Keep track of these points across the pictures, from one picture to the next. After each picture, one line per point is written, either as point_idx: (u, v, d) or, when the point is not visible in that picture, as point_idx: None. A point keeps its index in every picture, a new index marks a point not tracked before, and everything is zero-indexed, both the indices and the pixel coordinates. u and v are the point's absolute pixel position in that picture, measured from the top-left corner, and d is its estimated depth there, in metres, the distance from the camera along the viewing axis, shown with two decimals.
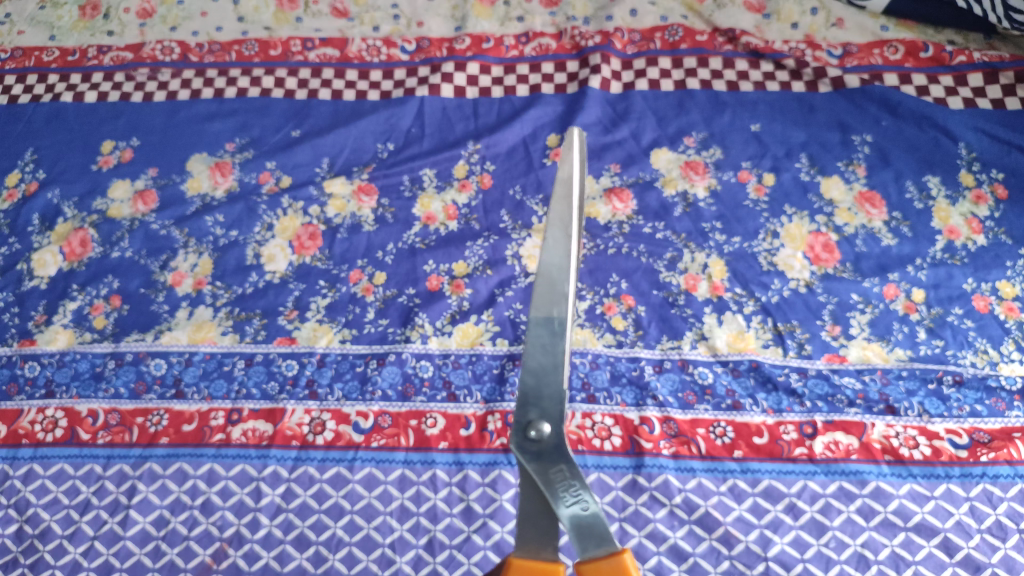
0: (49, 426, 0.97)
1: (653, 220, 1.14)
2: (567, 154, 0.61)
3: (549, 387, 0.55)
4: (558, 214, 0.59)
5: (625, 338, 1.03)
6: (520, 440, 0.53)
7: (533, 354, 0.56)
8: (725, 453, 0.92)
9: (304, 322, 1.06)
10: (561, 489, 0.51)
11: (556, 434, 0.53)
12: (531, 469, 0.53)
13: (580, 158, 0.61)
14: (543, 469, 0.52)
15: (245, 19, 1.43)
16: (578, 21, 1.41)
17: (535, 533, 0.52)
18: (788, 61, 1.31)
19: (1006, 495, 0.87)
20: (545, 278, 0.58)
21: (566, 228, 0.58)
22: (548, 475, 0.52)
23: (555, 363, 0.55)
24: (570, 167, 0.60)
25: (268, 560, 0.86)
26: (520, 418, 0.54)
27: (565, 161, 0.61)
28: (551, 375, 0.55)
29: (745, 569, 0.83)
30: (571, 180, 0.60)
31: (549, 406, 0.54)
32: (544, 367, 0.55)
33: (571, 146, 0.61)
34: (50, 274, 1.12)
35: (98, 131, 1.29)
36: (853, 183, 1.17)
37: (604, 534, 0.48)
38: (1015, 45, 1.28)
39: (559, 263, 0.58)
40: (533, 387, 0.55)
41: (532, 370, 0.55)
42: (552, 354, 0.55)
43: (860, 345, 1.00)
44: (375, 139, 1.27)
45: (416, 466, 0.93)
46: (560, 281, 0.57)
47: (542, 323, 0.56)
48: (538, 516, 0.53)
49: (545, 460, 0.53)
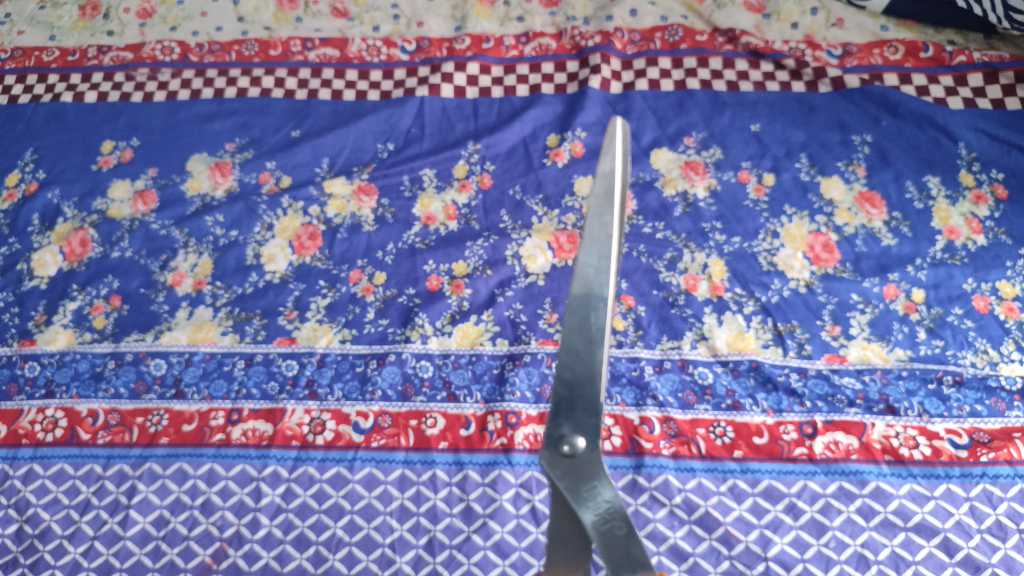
0: (49, 426, 0.97)
1: (653, 220, 1.15)
2: (608, 145, 0.52)
3: (585, 397, 0.49)
4: (595, 211, 0.51)
5: (625, 339, 1.03)
6: (551, 455, 0.48)
7: (566, 363, 0.49)
8: (725, 453, 0.92)
9: (304, 322, 1.06)
10: (593, 504, 0.46)
11: (592, 450, 0.48)
12: (561, 486, 0.47)
13: (624, 149, 0.52)
14: (574, 487, 0.47)
15: (245, 19, 1.43)
16: (578, 21, 1.41)
17: (565, 555, 0.50)
18: (788, 61, 1.31)
19: (1006, 495, 0.87)
20: (581, 280, 0.50)
21: (606, 227, 0.50)
22: (579, 492, 0.47)
23: (591, 373, 0.49)
24: (612, 161, 0.51)
25: (268, 561, 0.86)
26: (551, 431, 0.49)
27: (607, 153, 0.52)
28: (586, 386, 0.49)
29: (745, 569, 0.83)
30: (614, 175, 0.51)
31: (583, 418, 0.49)
32: (579, 377, 0.49)
33: (613, 135, 0.52)
34: (50, 274, 1.12)
35: (99, 130, 1.29)
36: (853, 183, 1.17)
37: (640, 560, 0.43)
38: (1014, 45, 1.29)
39: (597, 264, 0.50)
40: (566, 397, 0.49)
41: (566, 381, 0.49)
42: (588, 363, 0.49)
43: (860, 345, 1.00)
44: (375, 139, 1.27)
45: (416, 466, 0.93)
46: (597, 285, 0.50)
47: (577, 328, 0.49)
48: (570, 538, 0.50)
49: (576, 475, 0.47)
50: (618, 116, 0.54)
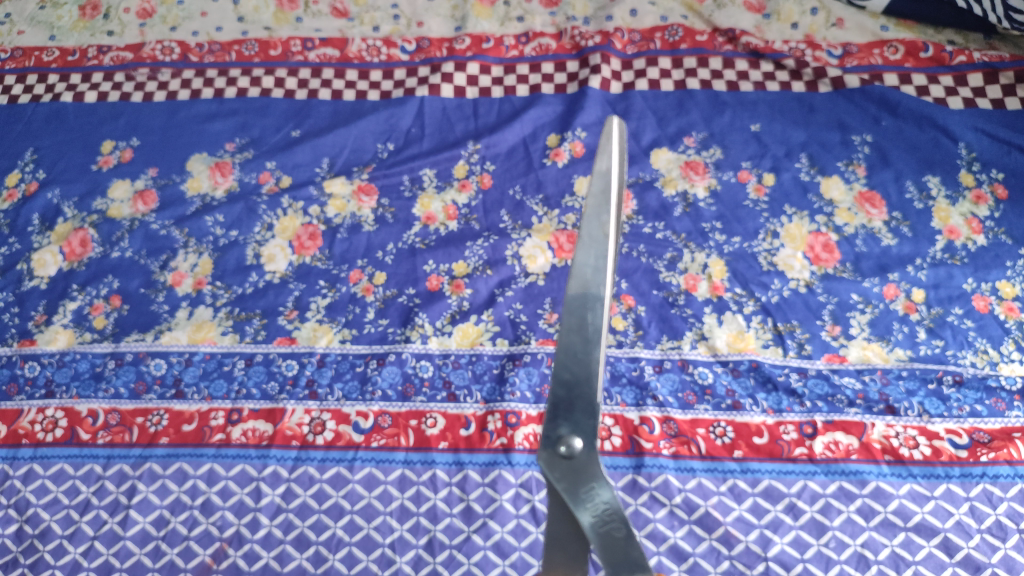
0: (49, 426, 0.97)
1: (653, 220, 1.15)
2: (605, 144, 0.52)
3: (583, 398, 0.48)
4: (593, 210, 0.51)
5: (625, 339, 1.03)
6: (549, 457, 0.48)
7: (565, 363, 0.49)
8: (725, 453, 0.92)
9: (304, 322, 1.06)
10: (591, 506, 0.46)
11: (590, 451, 0.48)
12: (560, 488, 0.47)
13: (621, 148, 0.52)
14: (573, 488, 0.47)
15: (245, 19, 1.43)
16: (578, 21, 1.41)
17: (564, 557, 0.50)
18: (788, 61, 1.31)
19: (1006, 495, 0.87)
20: (578, 280, 0.50)
21: (603, 227, 0.50)
22: (578, 494, 0.47)
23: (589, 374, 0.49)
24: (609, 160, 0.51)
25: (268, 561, 0.86)
26: (549, 432, 0.48)
27: (604, 152, 0.52)
28: (584, 387, 0.49)
29: (745, 569, 0.83)
30: (611, 174, 0.51)
31: (581, 419, 0.48)
32: (577, 378, 0.49)
33: (610, 134, 0.52)
34: (50, 274, 1.12)
35: (99, 130, 1.29)
36: (853, 183, 1.17)
37: (639, 561, 0.44)
38: (1014, 45, 1.29)
39: (595, 264, 0.50)
40: (564, 398, 0.49)
41: (563, 382, 0.49)
42: (586, 364, 0.49)
43: (859, 345, 1.00)
44: (375, 139, 1.27)
45: (416, 466, 0.93)
46: (594, 285, 0.50)
47: (575, 329, 0.49)
48: (567, 539, 0.50)
49: (575, 477, 0.47)
50: (614, 115, 0.53)
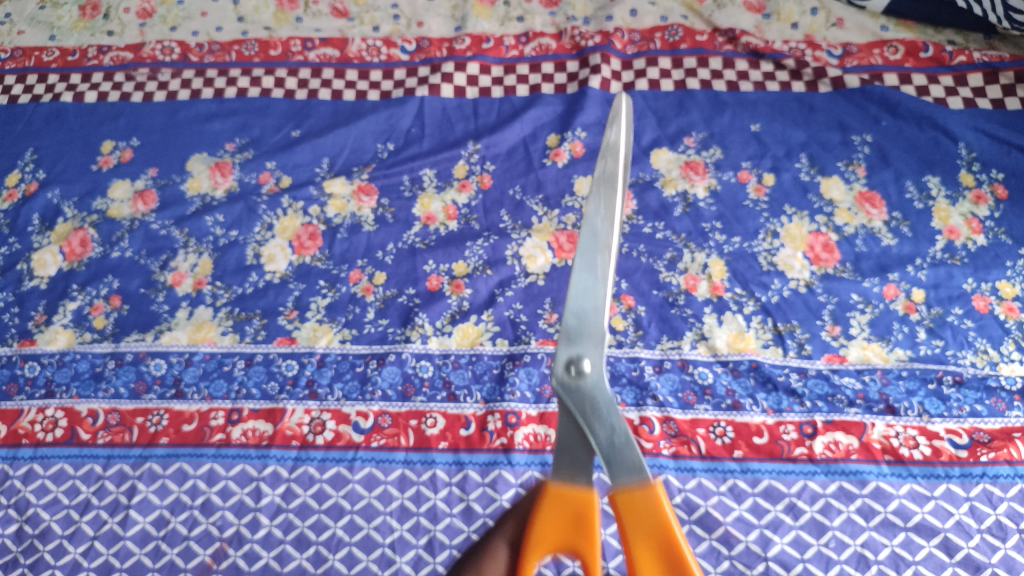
0: (49, 426, 0.97)
1: (653, 220, 1.15)
2: (614, 120, 0.63)
3: (591, 327, 0.58)
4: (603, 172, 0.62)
5: (625, 339, 1.03)
6: (562, 373, 0.59)
7: (577, 296, 0.59)
8: (725, 453, 0.92)
9: (304, 322, 1.06)
10: (597, 418, 0.57)
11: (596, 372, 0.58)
12: (569, 398, 0.58)
13: (628, 124, 0.63)
14: (580, 401, 0.58)
15: (245, 19, 1.43)
16: (578, 21, 1.41)
17: (571, 462, 0.57)
18: (788, 61, 1.31)
19: (1007, 495, 0.87)
20: (590, 228, 0.61)
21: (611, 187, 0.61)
22: (585, 405, 0.58)
23: (597, 307, 0.59)
24: (617, 133, 0.62)
25: (268, 561, 0.86)
26: (562, 353, 0.59)
27: (613, 125, 0.63)
28: (592, 317, 0.59)
29: (745, 569, 0.83)
30: (619, 145, 0.62)
31: (589, 344, 0.58)
32: (587, 307, 0.59)
33: (620, 110, 0.63)
34: (50, 274, 1.12)
35: (99, 131, 1.29)
36: (853, 183, 1.17)
37: (638, 467, 0.55)
38: (1015, 45, 1.29)
39: (603, 216, 0.61)
40: (575, 324, 0.59)
41: (575, 310, 0.59)
42: (594, 296, 0.59)
43: (859, 345, 1.00)
44: (375, 139, 1.27)
45: (416, 466, 0.93)
46: (602, 232, 0.60)
47: (585, 267, 0.59)
48: (575, 446, 0.58)
49: (582, 390, 0.58)
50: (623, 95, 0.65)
